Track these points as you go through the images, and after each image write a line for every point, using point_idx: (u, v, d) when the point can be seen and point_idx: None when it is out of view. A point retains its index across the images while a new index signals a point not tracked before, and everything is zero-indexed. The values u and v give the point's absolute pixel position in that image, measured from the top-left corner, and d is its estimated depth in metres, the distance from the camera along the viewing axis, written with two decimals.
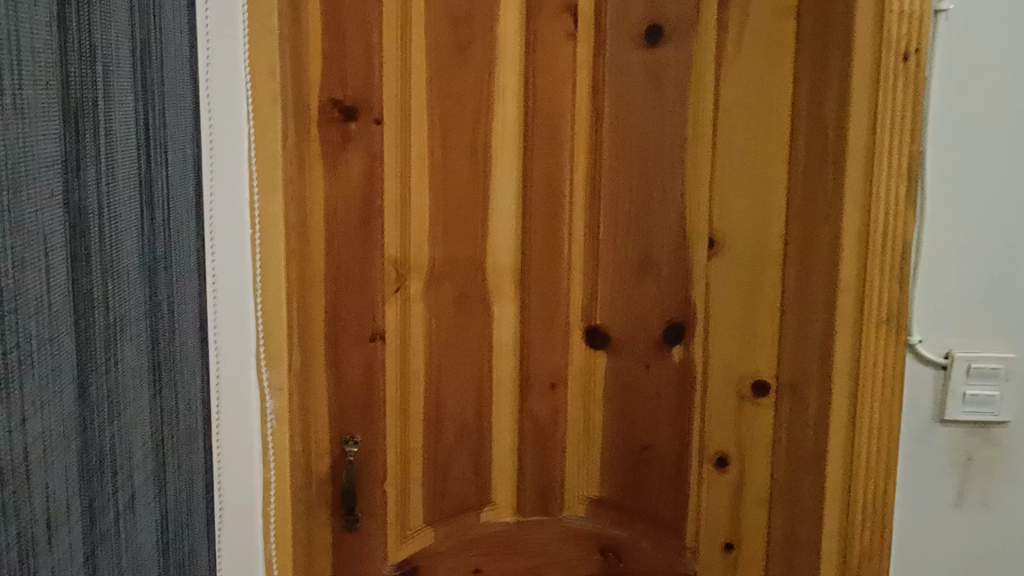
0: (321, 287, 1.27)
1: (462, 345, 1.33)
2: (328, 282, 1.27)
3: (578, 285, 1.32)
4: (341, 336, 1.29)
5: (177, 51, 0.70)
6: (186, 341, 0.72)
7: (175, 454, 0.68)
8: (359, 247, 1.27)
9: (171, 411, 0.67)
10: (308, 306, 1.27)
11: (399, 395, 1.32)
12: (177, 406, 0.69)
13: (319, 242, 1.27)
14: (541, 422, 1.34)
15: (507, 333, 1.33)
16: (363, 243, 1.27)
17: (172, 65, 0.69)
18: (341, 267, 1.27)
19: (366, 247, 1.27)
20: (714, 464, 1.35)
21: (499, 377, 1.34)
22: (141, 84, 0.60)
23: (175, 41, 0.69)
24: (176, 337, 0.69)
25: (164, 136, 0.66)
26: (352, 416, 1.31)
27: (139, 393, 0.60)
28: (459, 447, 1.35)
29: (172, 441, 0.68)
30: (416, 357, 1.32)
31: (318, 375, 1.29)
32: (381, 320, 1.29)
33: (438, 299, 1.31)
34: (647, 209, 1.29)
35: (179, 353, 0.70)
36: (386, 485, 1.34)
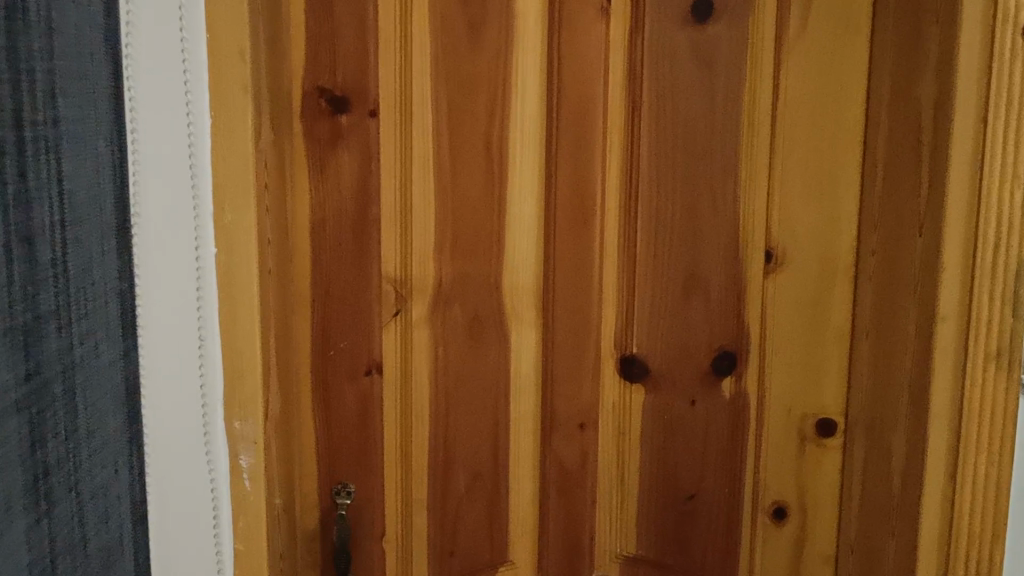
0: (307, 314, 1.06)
1: (474, 378, 1.13)
2: (315, 309, 1.06)
3: (610, 308, 1.12)
4: (330, 372, 1.08)
5: (79, 43, 0.57)
6: (90, 402, 0.61)
7: (71, 541, 0.57)
8: (352, 266, 1.06)
9: (59, 497, 0.55)
10: (295, 338, 1.05)
11: (401, 439, 1.12)
12: (69, 487, 0.57)
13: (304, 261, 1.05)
14: (568, 469, 1.14)
15: (527, 363, 1.14)
16: (356, 261, 1.06)
17: (71, 63, 0.56)
18: (330, 287, 1.06)
19: (360, 266, 1.06)
20: (770, 515, 1.15)
21: (519, 414, 1.15)
22: (13, 98, 0.48)
23: (77, 30, 0.57)
24: (71, 405, 0.57)
25: (56, 157, 0.54)
26: (344, 465, 1.11)
27: (10, 483, 0.49)
28: (472, 498, 1.15)
29: (63, 531, 0.56)
30: (421, 394, 1.12)
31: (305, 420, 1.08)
32: (377, 351, 1.09)
33: (446, 325, 1.11)
34: (693, 219, 1.10)
35: (77, 421, 0.58)
36: (386, 543, 1.14)
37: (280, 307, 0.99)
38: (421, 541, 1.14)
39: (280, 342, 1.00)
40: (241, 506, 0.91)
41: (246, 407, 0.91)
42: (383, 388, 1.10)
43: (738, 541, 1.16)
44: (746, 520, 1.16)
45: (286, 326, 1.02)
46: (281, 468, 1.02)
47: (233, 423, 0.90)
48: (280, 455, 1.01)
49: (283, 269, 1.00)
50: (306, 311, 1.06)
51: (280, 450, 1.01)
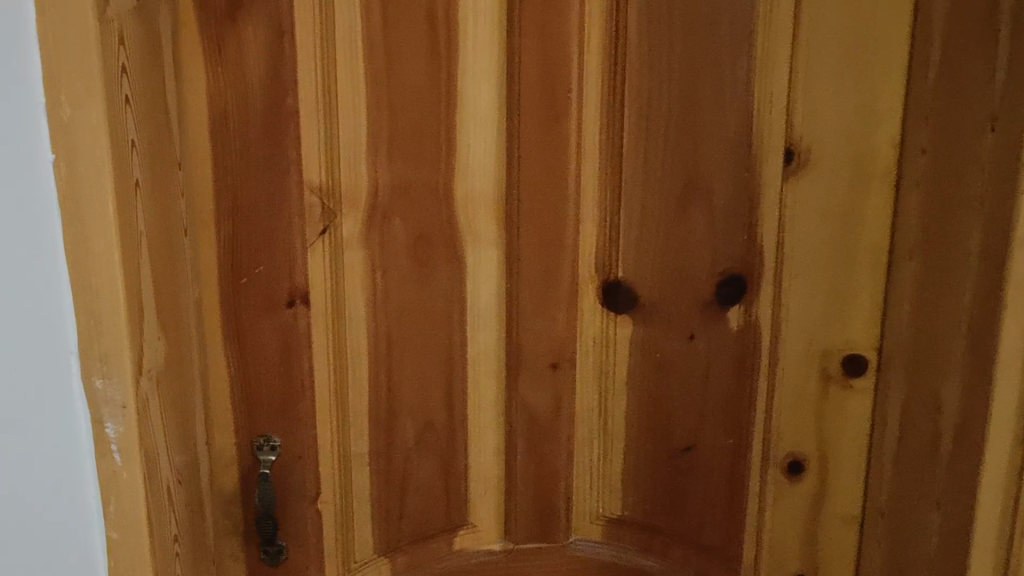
0: (211, 233, 0.86)
1: (422, 311, 0.91)
2: (222, 225, 0.86)
3: (590, 221, 0.90)
4: (243, 302, 0.89)
5: None
6: None
7: None
8: (265, 174, 0.85)
9: None
10: (178, 265, 0.82)
11: (336, 382, 0.92)
12: None
13: (203, 170, 0.84)
14: (540, 419, 0.94)
15: (486, 291, 0.92)
16: (270, 168, 0.85)
17: None
18: (240, 199, 0.85)
19: (273, 175, 0.85)
20: (784, 471, 0.96)
21: (476, 353, 0.93)
22: None
23: None
24: None
25: None
26: (265, 414, 0.92)
27: None
28: (423, 452, 0.95)
29: None
30: (357, 329, 0.91)
31: (214, 358, 0.90)
32: (302, 276, 0.88)
33: (385, 245, 0.89)
34: (693, 109, 0.87)
35: None
36: (321, 503, 0.95)
37: (164, 227, 0.78)
38: (362, 501, 0.96)
39: (168, 271, 0.79)
40: (111, 485, 0.72)
41: (109, 362, 0.70)
42: (313, 322, 0.90)
43: (742, 502, 0.96)
44: (753, 476, 0.96)
45: (167, 252, 0.79)
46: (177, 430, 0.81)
47: (93, 380, 0.70)
48: (178, 412, 0.81)
49: (163, 180, 0.78)
50: (211, 227, 0.86)
51: (173, 408, 0.80)
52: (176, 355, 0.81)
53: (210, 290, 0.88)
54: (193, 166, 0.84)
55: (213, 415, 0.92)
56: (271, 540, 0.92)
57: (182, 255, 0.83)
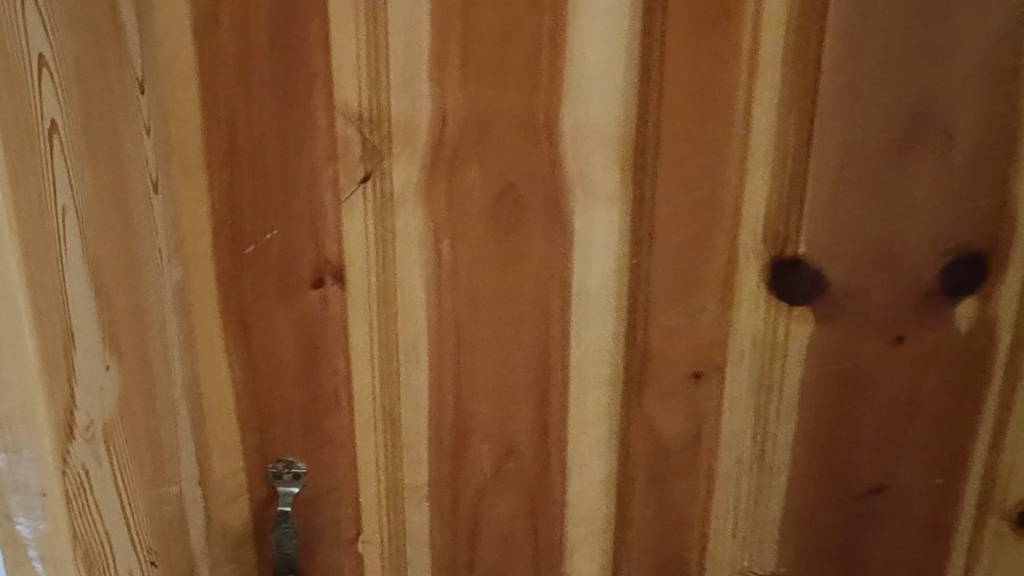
0: (201, 185, 0.60)
1: (508, 298, 0.63)
2: (216, 173, 0.60)
3: (762, 171, 0.60)
4: (248, 281, 0.63)
5: None
6: None
7: None
8: (275, 102, 0.58)
9: None
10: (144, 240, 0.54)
11: (383, 390, 0.66)
12: None
13: (184, 91, 0.58)
14: (667, 445, 0.67)
15: (604, 268, 0.63)
16: (281, 91, 0.58)
17: None
18: (241, 129, 0.59)
19: (286, 102, 0.58)
20: (1012, 521, 0.67)
21: (584, 356, 0.65)
22: None
23: None
24: None
25: None
26: (282, 433, 0.67)
27: None
28: (504, 487, 0.68)
29: None
30: (413, 320, 0.64)
31: (212, 355, 0.64)
32: (335, 246, 0.62)
33: (455, 202, 0.61)
34: (937, 3, 0.55)
35: None
36: (361, 544, 0.70)
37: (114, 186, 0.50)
38: (418, 545, 0.70)
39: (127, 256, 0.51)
40: None
41: (15, 430, 0.42)
42: (351, 310, 0.64)
43: (944, 558, 0.69)
44: (961, 526, 0.68)
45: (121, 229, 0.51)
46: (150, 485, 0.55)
47: None
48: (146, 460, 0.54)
49: (108, 110, 0.49)
50: (199, 174, 0.60)
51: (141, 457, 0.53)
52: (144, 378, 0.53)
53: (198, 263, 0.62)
54: (169, 86, 0.57)
55: (212, 433, 0.66)
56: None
57: (147, 222, 0.55)
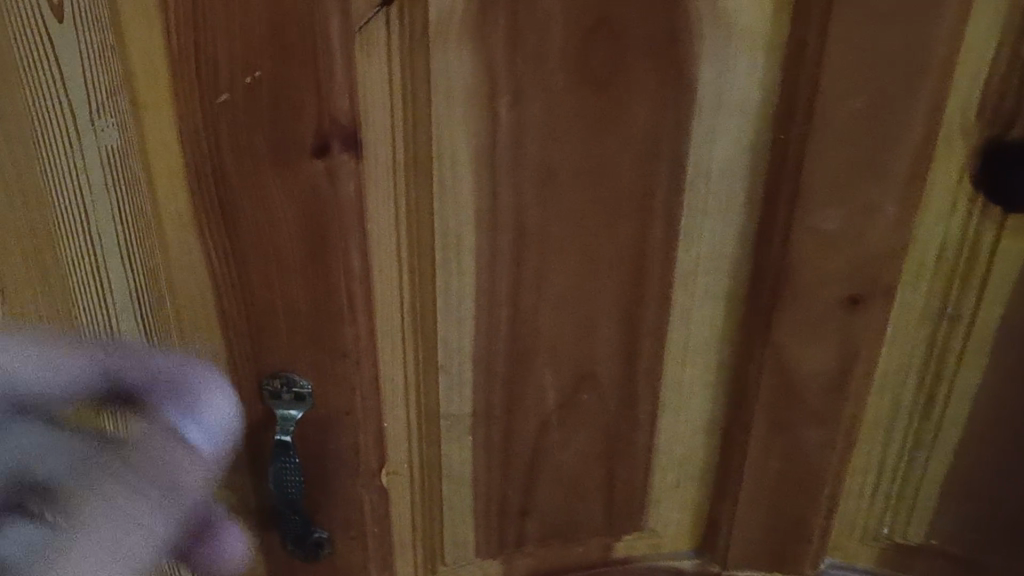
0: (151, 6, 0.40)
1: (594, 180, 0.45)
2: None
3: (991, 8, 0.40)
4: (222, 147, 0.44)
5: None
6: None
7: None
8: None
9: None
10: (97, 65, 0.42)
11: (417, 291, 0.49)
12: None
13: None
14: (798, 387, 0.49)
15: (734, 141, 0.44)
16: None
17: None
18: None
19: None
20: None
21: (693, 261, 0.47)
22: None
23: None
24: None
25: None
26: (275, 348, 0.49)
27: None
28: (572, 424, 0.52)
29: None
30: (457, 206, 0.46)
31: (181, 243, 0.46)
32: (347, 101, 0.42)
33: (521, 39, 0.41)
34: None
35: None
36: (386, 477, 0.53)
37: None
38: (458, 482, 0.54)
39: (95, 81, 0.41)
40: None
41: None
42: (369, 190, 0.45)
43: None
44: None
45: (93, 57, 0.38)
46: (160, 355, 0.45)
47: None
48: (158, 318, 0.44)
49: None
50: None
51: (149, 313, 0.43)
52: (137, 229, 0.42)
53: (150, 121, 0.43)
54: None
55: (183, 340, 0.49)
56: (306, 533, 0.53)
57: None
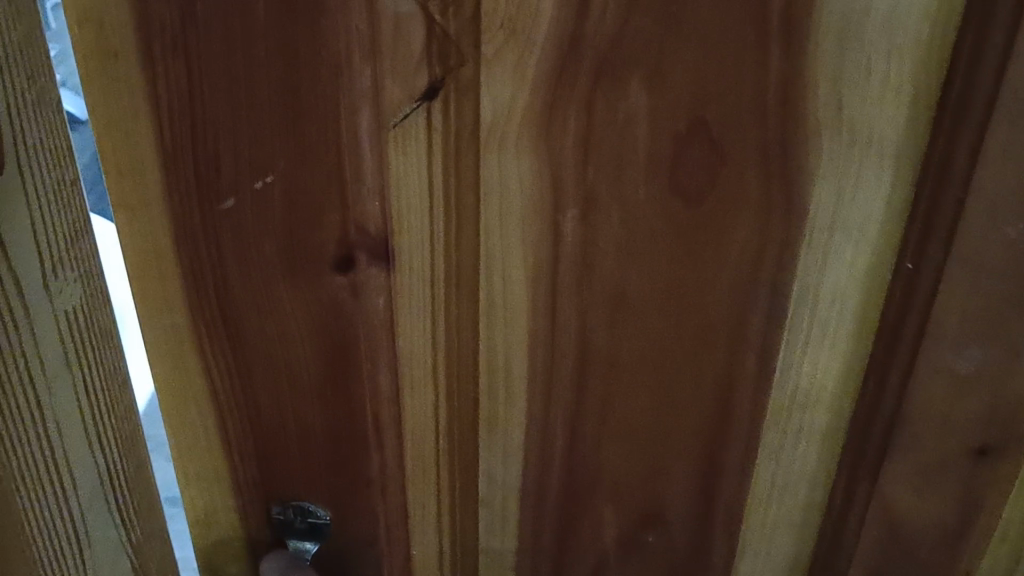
0: (143, 117, 0.33)
1: (674, 310, 0.37)
2: (161, 79, 0.32)
3: None
4: (225, 256, 0.36)
5: None
6: None
7: None
8: None
9: None
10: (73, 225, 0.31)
11: (454, 423, 0.41)
12: None
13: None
14: (904, 538, 0.41)
15: (851, 267, 0.35)
16: None
17: None
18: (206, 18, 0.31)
19: None
20: None
21: (788, 395, 0.39)
22: None
23: None
24: None
25: None
26: (289, 469, 0.42)
27: None
28: (634, 562, 0.45)
29: None
30: (507, 337, 0.38)
31: (178, 365, 0.39)
32: (377, 210, 0.35)
33: (594, 151, 0.33)
34: None
35: None
36: None
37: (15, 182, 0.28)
38: None
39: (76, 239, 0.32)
40: None
41: None
42: (402, 308, 0.37)
43: None
44: None
45: (52, 221, 0.30)
46: (158, 504, 0.39)
47: None
48: (149, 493, 0.38)
49: None
50: (140, 95, 0.32)
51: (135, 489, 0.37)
52: (115, 405, 0.35)
53: (143, 225, 0.36)
54: None
55: (182, 458, 0.42)
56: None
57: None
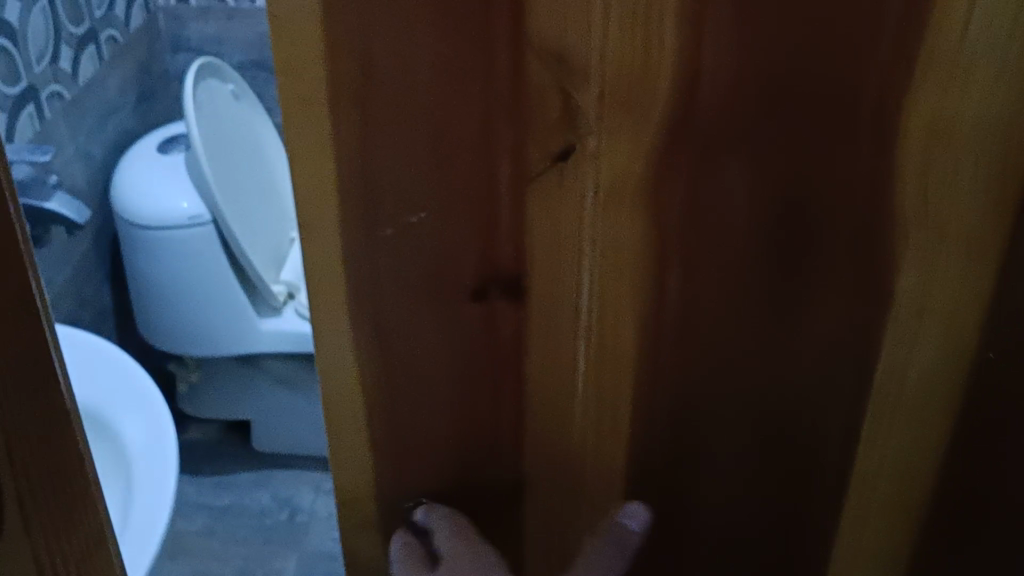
0: (327, 176, 0.38)
1: (773, 350, 0.41)
2: (341, 142, 0.37)
3: None
4: (378, 291, 0.41)
5: None
6: None
7: None
8: (428, 54, 0.35)
9: None
10: None
11: (570, 445, 0.45)
12: None
13: (301, 24, 0.34)
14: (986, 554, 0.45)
15: (943, 318, 0.39)
16: (439, 39, 0.35)
17: None
18: (377, 91, 0.36)
19: (444, 58, 0.35)
20: None
21: (884, 430, 0.42)
22: None
23: None
24: None
25: None
26: (420, 482, 0.47)
27: None
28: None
29: None
30: (619, 375, 0.43)
31: (340, 389, 0.44)
32: (511, 252, 0.40)
33: (700, 212, 0.38)
34: None
35: None
36: None
37: None
38: None
39: None
40: None
41: None
42: (530, 335, 0.42)
43: None
44: None
45: None
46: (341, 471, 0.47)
47: None
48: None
49: None
50: (326, 157, 0.38)
51: None
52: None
53: (316, 267, 0.41)
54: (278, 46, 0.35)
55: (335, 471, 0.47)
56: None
57: None
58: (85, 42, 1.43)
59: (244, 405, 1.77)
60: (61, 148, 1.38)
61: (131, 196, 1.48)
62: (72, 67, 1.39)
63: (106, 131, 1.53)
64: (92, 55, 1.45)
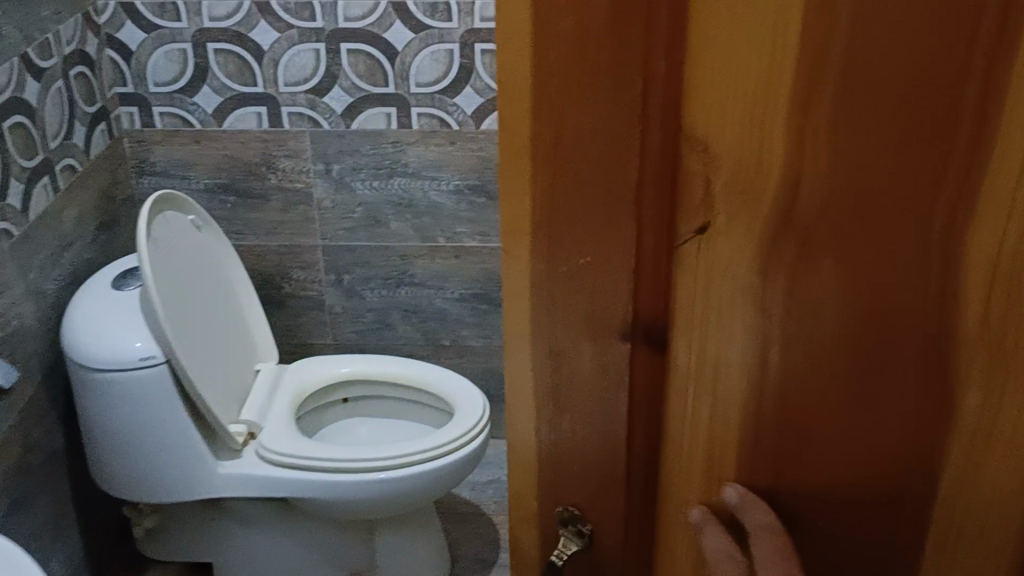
0: (523, 217, 0.42)
1: (856, 447, 0.42)
2: (538, 188, 0.41)
3: None
4: (560, 315, 0.44)
5: None
6: None
7: None
8: (605, 122, 0.39)
9: None
10: None
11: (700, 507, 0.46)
12: None
13: (516, 65, 0.39)
14: None
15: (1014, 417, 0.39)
16: (611, 112, 0.38)
17: None
18: (568, 149, 0.40)
19: (615, 129, 0.39)
20: None
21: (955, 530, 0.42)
22: None
23: None
24: None
25: None
26: (585, 500, 0.49)
27: None
28: None
29: None
30: (729, 451, 0.44)
31: (523, 410, 0.48)
32: (647, 314, 0.42)
33: (797, 300, 0.39)
34: None
35: None
36: None
37: None
38: None
39: None
40: None
41: None
42: (662, 400, 0.44)
43: None
44: None
45: None
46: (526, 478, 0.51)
47: None
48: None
49: None
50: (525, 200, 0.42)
51: None
52: None
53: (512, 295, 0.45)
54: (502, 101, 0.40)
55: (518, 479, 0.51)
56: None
57: None
58: (38, 175, 1.40)
59: (198, 548, 1.69)
60: (9, 288, 1.33)
61: (84, 334, 1.42)
62: (21, 202, 1.36)
63: (61, 263, 1.48)
64: (45, 187, 1.42)
